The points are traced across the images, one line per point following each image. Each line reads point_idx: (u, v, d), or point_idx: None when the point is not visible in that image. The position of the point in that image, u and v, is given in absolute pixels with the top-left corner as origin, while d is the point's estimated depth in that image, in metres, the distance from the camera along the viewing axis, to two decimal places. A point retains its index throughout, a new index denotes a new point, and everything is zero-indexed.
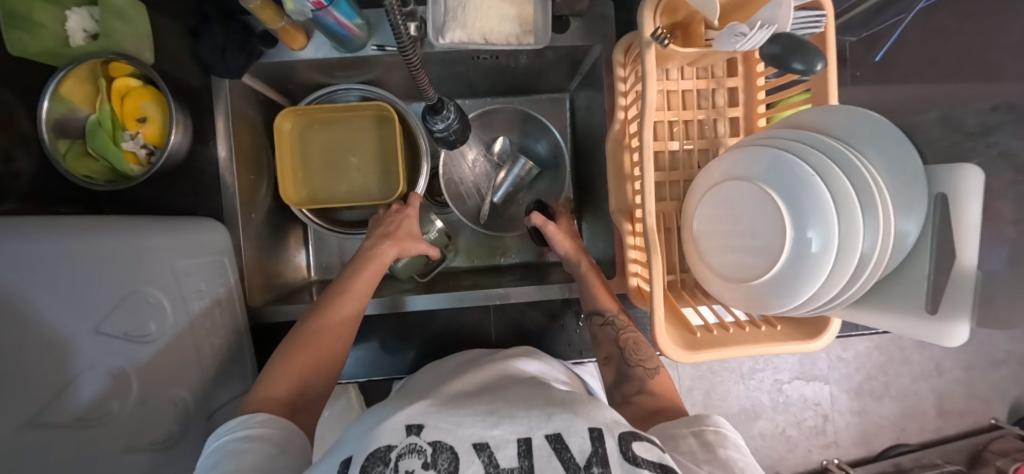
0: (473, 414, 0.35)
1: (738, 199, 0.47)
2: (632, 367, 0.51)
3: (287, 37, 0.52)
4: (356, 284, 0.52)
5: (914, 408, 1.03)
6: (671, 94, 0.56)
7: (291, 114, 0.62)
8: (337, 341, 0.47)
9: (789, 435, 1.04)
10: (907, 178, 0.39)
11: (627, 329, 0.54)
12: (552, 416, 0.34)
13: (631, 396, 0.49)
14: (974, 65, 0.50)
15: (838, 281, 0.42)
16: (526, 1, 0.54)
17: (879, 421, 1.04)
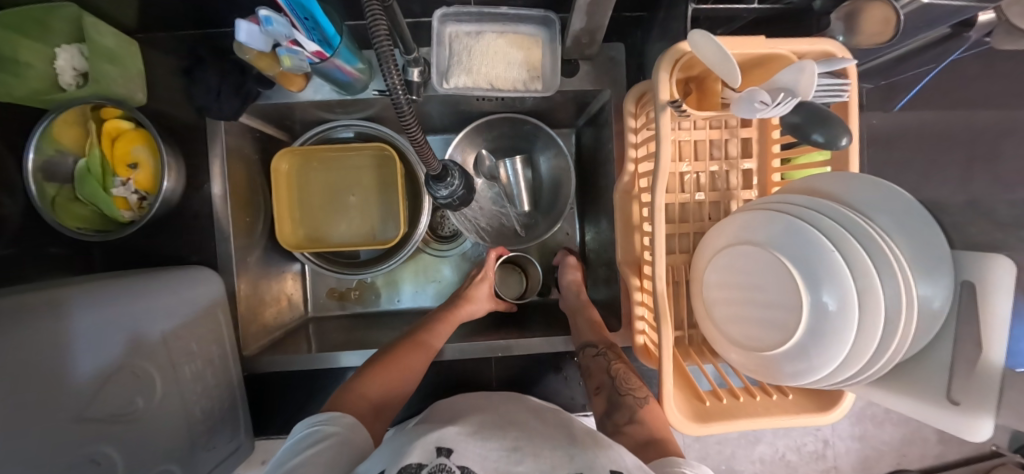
0: (498, 447, 0.36)
1: (750, 262, 0.46)
2: (621, 396, 0.49)
3: (285, 80, 0.50)
4: (439, 327, 0.57)
5: (914, 433, 1.03)
6: (683, 144, 0.53)
7: (288, 154, 0.60)
8: (420, 359, 0.51)
9: (789, 460, 1.03)
10: (931, 262, 0.38)
11: (617, 359, 0.53)
12: (574, 456, 0.34)
13: (622, 425, 0.46)
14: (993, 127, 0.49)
15: (858, 359, 0.40)
16: (534, 45, 0.52)
17: (879, 447, 1.02)
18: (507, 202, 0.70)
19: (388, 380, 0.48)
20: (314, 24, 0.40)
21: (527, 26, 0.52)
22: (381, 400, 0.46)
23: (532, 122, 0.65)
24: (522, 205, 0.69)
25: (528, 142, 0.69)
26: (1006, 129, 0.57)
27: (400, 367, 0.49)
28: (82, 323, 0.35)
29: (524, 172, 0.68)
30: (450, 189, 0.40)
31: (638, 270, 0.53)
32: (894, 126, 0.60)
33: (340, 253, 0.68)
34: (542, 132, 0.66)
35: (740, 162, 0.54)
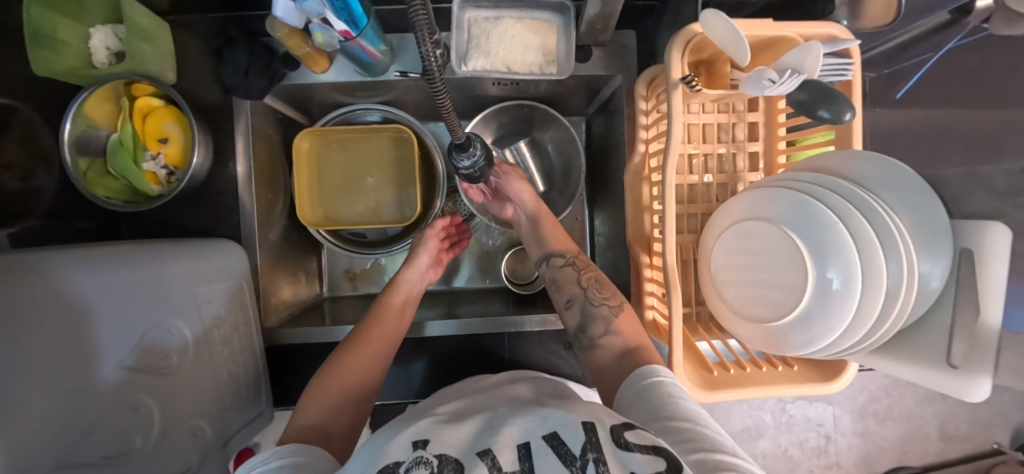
0: (469, 430, 0.35)
1: (758, 238, 0.48)
2: (596, 306, 0.49)
3: (309, 61, 0.52)
4: (386, 307, 0.55)
5: (916, 431, 1.03)
6: (692, 127, 0.55)
7: (310, 135, 0.62)
8: (368, 366, 0.48)
9: (791, 454, 1.04)
10: (932, 234, 0.40)
11: (586, 270, 0.54)
12: (546, 416, 0.34)
13: (597, 338, 0.48)
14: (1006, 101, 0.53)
15: (860, 328, 0.42)
16: (549, 31, 0.54)
17: (881, 443, 1.04)
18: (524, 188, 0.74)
19: (347, 387, 0.45)
20: (344, 4, 0.42)
21: (542, 13, 0.55)
22: (341, 409, 0.43)
23: (530, 104, 0.67)
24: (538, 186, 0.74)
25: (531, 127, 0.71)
26: None
27: (352, 368, 0.47)
28: (107, 319, 0.35)
29: (533, 157, 0.74)
30: (471, 159, 0.42)
31: (647, 249, 0.55)
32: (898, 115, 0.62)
33: (354, 234, 0.70)
34: (541, 111, 0.67)
35: (747, 145, 0.56)
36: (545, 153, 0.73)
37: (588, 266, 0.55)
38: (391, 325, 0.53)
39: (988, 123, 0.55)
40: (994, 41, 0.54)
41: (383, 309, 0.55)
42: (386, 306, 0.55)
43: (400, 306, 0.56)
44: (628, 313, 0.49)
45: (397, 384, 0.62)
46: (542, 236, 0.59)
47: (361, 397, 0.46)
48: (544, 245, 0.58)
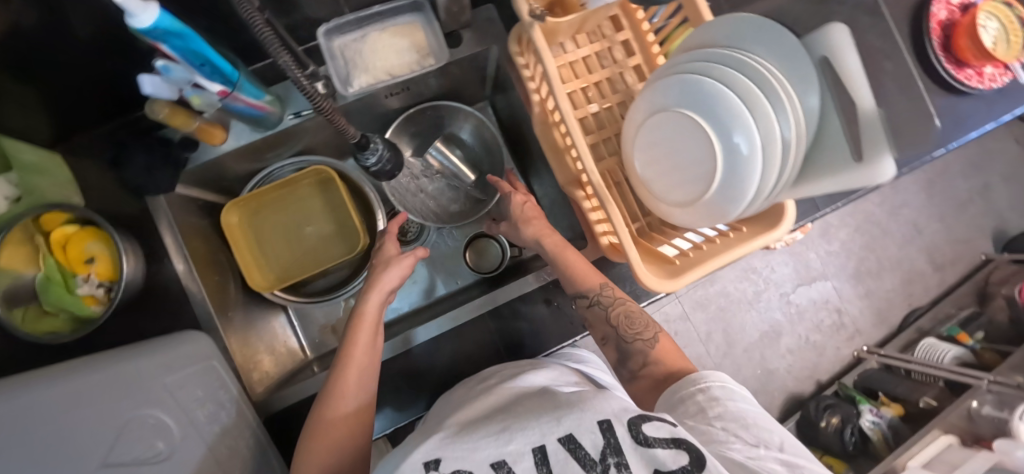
0: (486, 436, 0.39)
1: (666, 127, 0.51)
2: (631, 343, 0.55)
3: (206, 135, 0.54)
4: (354, 348, 0.49)
5: (904, 270, 1.48)
6: (574, 64, 0.59)
7: (234, 208, 0.62)
8: (357, 423, 0.47)
9: (812, 342, 1.40)
10: (791, 53, 0.42)
11: (616, 305, 0.56)
12: (564, 416, 0.38)
13: (639, 371, 0.55)
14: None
15: (772, 163, 0.44)
16: (414, 29, 0.58)
17: (879, 292, 1.45)
18: (457, 180, 0.76)
19: (334, 440, 0.45)
20: (211, 67, 0.45)
21: (402, 17, 0.58)
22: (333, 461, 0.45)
23: (431, 104, 0.69)
24: (469, 177, 0.76)
25: (441, 127, 0.74)
26: None
27: (333, 421, 0.46)
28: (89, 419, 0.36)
29: (453, 153, 0.75)
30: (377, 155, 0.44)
31: (579, 184, 0.57)
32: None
33: (314, 287, 0.70)
34: (449, 109, 0.70)
35: (628, 61, 0.60)
36: (466, 147, 0.76)
37: (621, 297, 0.57)
38: (363, 363, 0.49)
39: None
40: None
41: (351, 345, 0.49)
42: (354, 341, 0.49)
43: (369, 338, 0.51)
44: (664, 342, 0.55)
45: (407, 405, 0.62)
46: (568, 275, 0.57)
47: (355, 439, 0.47)
48: (572, 285, 0.57)
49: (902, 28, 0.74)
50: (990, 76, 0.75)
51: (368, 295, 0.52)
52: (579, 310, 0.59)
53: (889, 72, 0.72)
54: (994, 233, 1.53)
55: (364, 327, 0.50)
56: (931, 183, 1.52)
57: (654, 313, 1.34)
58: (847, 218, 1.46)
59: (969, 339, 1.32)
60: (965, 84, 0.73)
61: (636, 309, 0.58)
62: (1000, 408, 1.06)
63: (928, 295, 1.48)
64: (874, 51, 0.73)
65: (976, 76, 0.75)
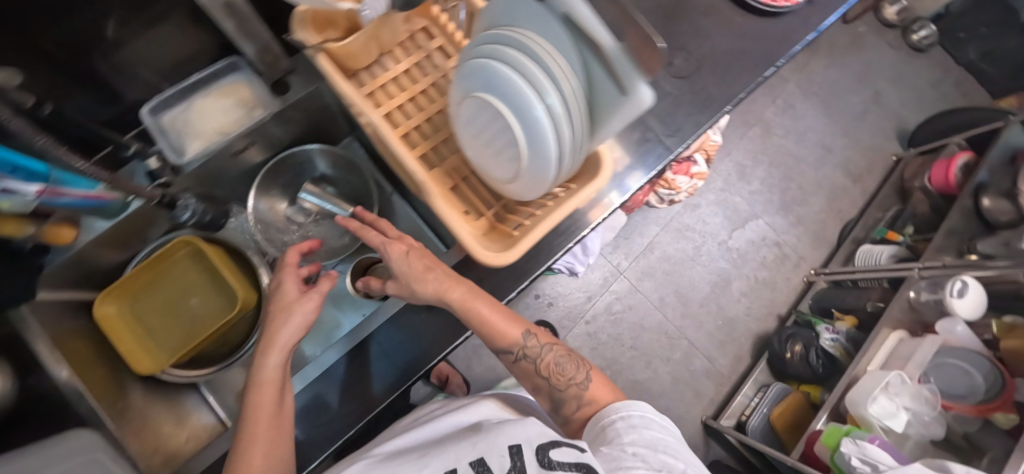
0: (408, 461, 0.48)
1: (477, 112, 0.53)
2: (561, 391, 0.57)
3: (53, 236, 0.52)
4: (257, 419, 0.43)
5: (826, 189, 1.54)
6: (396, 80, 0.62)
7: (108, 298, 0.62)
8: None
9: (762, 280, 1.44)
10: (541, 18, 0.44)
11: (542, 357, 0.57)
12: (479, 442, 0.45)
13: (572, 414, 0.57)
14: None
15: (564, 121, 0.46)
16: (236, 87, 0.62)
17: (809, 216, 1.51)
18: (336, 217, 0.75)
19: None
20: (20, 169, 0.43)
21: (223, 78, 0.62)
22: None
23: (284, 153, 0.70)
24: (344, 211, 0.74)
25: (307, 171, 0.76)
26: None
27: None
28: None
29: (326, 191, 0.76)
30: None
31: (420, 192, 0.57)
32: None
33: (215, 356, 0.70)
34: (303, 154, 0.71)
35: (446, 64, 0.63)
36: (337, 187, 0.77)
37: (553, 343, 0.58)
38: (270, 427, 0.43)
39: None
40: None
41: (254, 417, 0.43)
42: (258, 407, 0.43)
43: (275, 401, 0.44)
44: (595, 383, 0.57)
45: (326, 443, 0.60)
46: (486, 333, 0.55)
47: None
48: (493, 340, 0.56)
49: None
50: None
51: (265, 360, 0.45)
52: (506, 361, 0.59)
53: (703, 11, 0.76)
54: (896, 133, 1.62)
55: (266, 392, 0.44)
56: (827, 104, 1.61)
57: (604, 293, 1.36)
58: (759, 155, 1.52)
59: (898, 235, 1.37)
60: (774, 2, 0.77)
61: (564, 351, 0.59)
62: (934, 291, 1.08)
63: (855, 207, 1.54)
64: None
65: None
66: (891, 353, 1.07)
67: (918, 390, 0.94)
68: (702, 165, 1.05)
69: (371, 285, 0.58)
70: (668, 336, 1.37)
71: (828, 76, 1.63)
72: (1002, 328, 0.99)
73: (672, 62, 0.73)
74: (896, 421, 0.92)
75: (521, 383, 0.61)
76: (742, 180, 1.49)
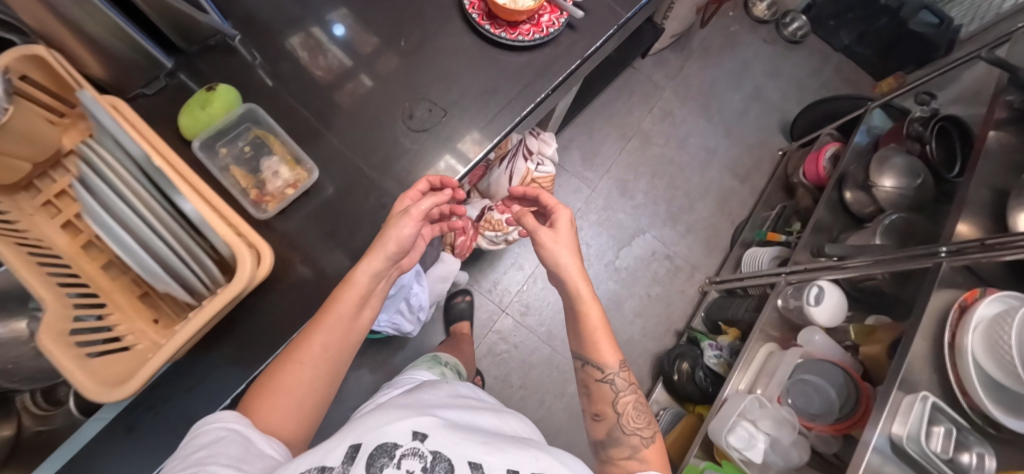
0: (475, 437, 0.39)
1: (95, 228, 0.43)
2: (625, 433, 0.56)
3: None
4: (338, 310, 0.51)
5: (715, 193, 1.51)
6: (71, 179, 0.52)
7: None
8: (296, 395, 0.47)
9: (655, 297, 1.39)
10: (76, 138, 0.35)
11: (623, 391, 0.58)
12: (540, 457, 0.39)
13: (619, 460, 0.54)
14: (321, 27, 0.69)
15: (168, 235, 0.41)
16: None
17: (699, 223, 1.47)
18: None
19: (301, 385, 0.48)
20: None
21: None
22: (286, 420, 0.46)
23: None
24: None
25: None
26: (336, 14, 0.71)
27: (277, 397, 0.46)
28: None
29: None
30: None
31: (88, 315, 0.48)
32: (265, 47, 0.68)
33: None
34: None
35: None
36: None
37: (634, 386, 0.59)
38: (336, 327, 0.51)
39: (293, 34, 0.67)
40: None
41: (331, 307, 0.51)
42: (336, 303, 0.51)
43: (351, 311, 0.52)
44: (652, 450, 0.55)
45: None
46: (578, 340, 0.61)
47: (311, 396, 0.49)
48: (589, 354, 0.59)
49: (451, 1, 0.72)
50: (548, 22, 0.71)
51: (362, 265, 0.52)
52: (584, 380, 0.61)
53: (447, 55, 0.70)
54: (780, 127, 1.61)
55: (350, 292, 0.52)
56: (707, 106, 1.59)
57: (487, 334, 1.30)
58: (640, 168, 1.49)
59: (779, 235, 1.32)
60: (521, 39, 0.70)
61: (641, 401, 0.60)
62: (797, 298, 1.03)
63: (745, 207, 1.52)
64: (432, 33, 0.70)
65: (533, 27, 0.71)
66: (761, 369, 1.00)
67: (777, 413, 0.87)
68: None
69: (522, 217, 0.63)
70: (560, 370, 1.30)
71: (705, 78, 1.62)
72: (861, 332, 0.95)
73: (411, 114, 0.67)
74: (755, 451, 0.86)
75: (585, 405, 0.61)
76: (625, 196, 1.45)
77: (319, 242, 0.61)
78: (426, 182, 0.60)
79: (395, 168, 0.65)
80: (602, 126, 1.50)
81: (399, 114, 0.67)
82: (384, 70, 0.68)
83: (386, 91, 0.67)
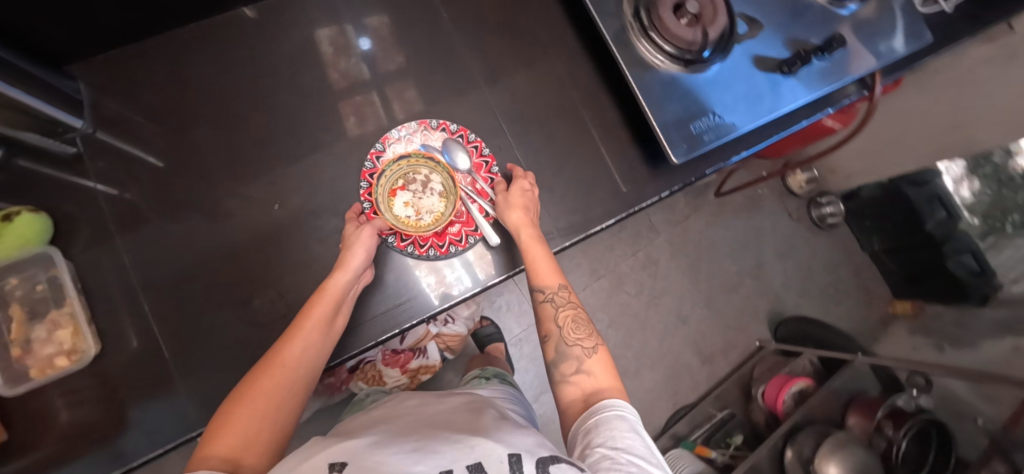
0: (402, 449, 0.37)
1: None
2: (569, 347, 0.54)
3: None
4: (311, 317, 0.47)
5: (670, 366, 1.36)
6: None
7: None
8: (264, 406, 0.43)
9: None
10: None
11: (565, 305, 0.56)
12: (473, 445, 0.38)
13: (568, 375, 0.51)
14: (200, 153, 0.58)
15: None
16: None
17: (639, 394, 1.33)
18: None
19: (259, 407, 0.43)
20: None
21: None
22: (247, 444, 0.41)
23: None
24: None
25: None
26: (222, 142, 0.59)
27: (237, 425, 0.41)
28: None
29: None
30: None
31: None
32: (121, 160, 0.57)
33: None
34: None
35: None
36: None
37: (574, 303, 0.57)
38: (314, 332, 0.47)
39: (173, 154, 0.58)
40: (137, 92, 0.58)
41: (302, 322, 0.47)
42: (308, 316, 0.47)
43: (327, 319, 0.48)
44: (600, 351, 0.54)
45: None
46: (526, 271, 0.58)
47: (279, 412, 0.44)
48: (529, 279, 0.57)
49: (359, 169, 0.60)
50: (453, 237, 0.58)
51: (335, 274, 0.49)
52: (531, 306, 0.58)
53: (327, 235, 0.57)
54: (767, 316, 1.44)
55: (320, 306, 0.48)
56: (696, 267, 1.44)
57: None
58: (599, 313, 1.35)
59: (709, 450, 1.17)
60: (410, 251, 0.57)
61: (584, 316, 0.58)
62: None
63: (696, 392, 1.36)
64: (318, 200, 0.58)
65: (434, 238, 0.58)
66: None
67: None
68: (434, 357, 0.89)
69: (504, 200, 0.58)
70: None
71: (707, 236, 1.46)
72: None
73: (249, 300, 0.55)
74: None
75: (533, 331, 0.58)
76: None
77: (67, 439, 0.49)
78: (353, 216, 0.56)
79: (200, 364, 0.53)
80: (575, 253, 1.36)
81: (235, 296, 0.55)
82: (249, 232, 0.57)
83: (235, 259, 0.56)
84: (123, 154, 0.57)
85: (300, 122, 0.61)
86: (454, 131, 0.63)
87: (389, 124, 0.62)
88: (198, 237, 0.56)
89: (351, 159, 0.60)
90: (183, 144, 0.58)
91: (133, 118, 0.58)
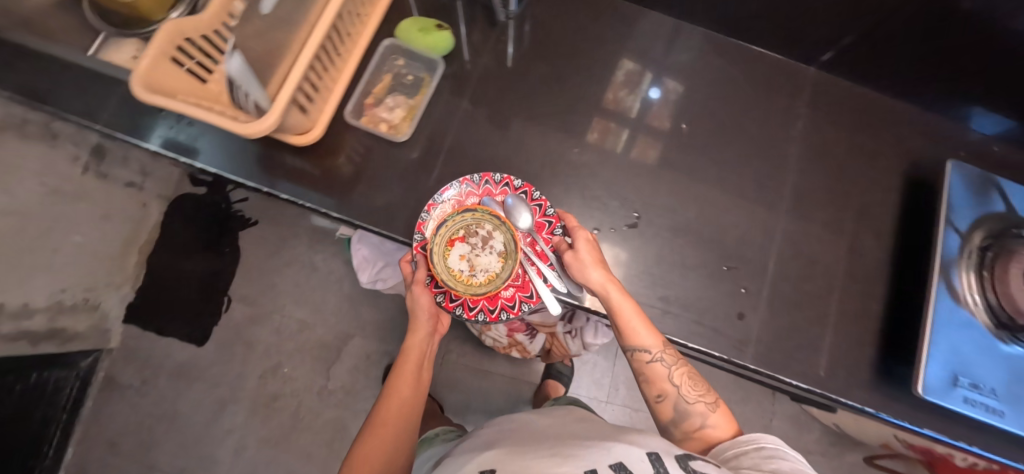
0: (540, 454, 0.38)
1: None
2: (690, 403, 0.53)
3: None
4: (403, 374, 0.58)
5: None
6: None
7: None
8: (380, 453, 0.51)
9: None
10: None
11: (675, 363, 0.53)
12: (614, 450, 0.36)
13: (693, 431, 0.52)
14: (560, 80, 0.69)
15: None
16: None
17: None
18: None
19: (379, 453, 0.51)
20: None
21: None
22: None
23: None
24: None
25: None
26: (578, 84, 0.69)
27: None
28: None
29: None
30: None
31: None
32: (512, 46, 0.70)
33: None
34: None
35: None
36: None
37: (682, 360, 0.54)
38: (407, 383, 0.58)
39: (544, 66, 0.70)
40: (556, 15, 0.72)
41: (397, 379, 0.58)
42: (401, 373, 0.58)
43: (415, 372, 0.59)
44: (721, 406, 0.53)
45: None
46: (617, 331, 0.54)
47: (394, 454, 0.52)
48: (623, 340, 0.53)
49: (647, 176, 0.66)
50: (504, 302, 0.57)
51: (412, 326, 0.60)
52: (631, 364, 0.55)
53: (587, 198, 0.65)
54: None
55: (408, 365, 0.59)
56: None
57: None
58: None
59: None
60: (457, 313, 0.57)
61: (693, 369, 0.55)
62: None
63: None
64: (601, 171, 0.66)
65: (484, 301, 0.57)
66: None
67: None
68: (535, 346, 0.88)
69: (582, 268, 0.52)
70: None
71: None
72: None
73: None
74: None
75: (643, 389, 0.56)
76: None
77: (341, 176, 0.62)
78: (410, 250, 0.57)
79: None
80: None
81: None
82: (543, 152, 0.66)
83: (519, 161, 0.65)
84: (517, 43, 0.71)
85: (634, 112, 0.69)
86: (518, 188, 0.59)
87: (693, 163, 0.67)
88: (513, 127, 0.67)
89: (647, 163, 0.67)
90: (554, 66, 0.70)
91: (540, 28, 0.71)
